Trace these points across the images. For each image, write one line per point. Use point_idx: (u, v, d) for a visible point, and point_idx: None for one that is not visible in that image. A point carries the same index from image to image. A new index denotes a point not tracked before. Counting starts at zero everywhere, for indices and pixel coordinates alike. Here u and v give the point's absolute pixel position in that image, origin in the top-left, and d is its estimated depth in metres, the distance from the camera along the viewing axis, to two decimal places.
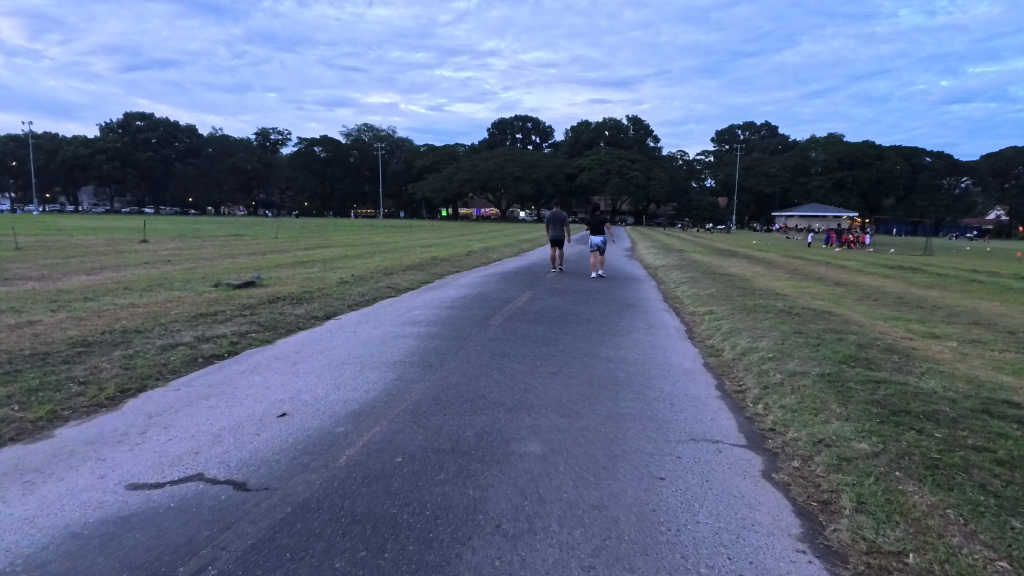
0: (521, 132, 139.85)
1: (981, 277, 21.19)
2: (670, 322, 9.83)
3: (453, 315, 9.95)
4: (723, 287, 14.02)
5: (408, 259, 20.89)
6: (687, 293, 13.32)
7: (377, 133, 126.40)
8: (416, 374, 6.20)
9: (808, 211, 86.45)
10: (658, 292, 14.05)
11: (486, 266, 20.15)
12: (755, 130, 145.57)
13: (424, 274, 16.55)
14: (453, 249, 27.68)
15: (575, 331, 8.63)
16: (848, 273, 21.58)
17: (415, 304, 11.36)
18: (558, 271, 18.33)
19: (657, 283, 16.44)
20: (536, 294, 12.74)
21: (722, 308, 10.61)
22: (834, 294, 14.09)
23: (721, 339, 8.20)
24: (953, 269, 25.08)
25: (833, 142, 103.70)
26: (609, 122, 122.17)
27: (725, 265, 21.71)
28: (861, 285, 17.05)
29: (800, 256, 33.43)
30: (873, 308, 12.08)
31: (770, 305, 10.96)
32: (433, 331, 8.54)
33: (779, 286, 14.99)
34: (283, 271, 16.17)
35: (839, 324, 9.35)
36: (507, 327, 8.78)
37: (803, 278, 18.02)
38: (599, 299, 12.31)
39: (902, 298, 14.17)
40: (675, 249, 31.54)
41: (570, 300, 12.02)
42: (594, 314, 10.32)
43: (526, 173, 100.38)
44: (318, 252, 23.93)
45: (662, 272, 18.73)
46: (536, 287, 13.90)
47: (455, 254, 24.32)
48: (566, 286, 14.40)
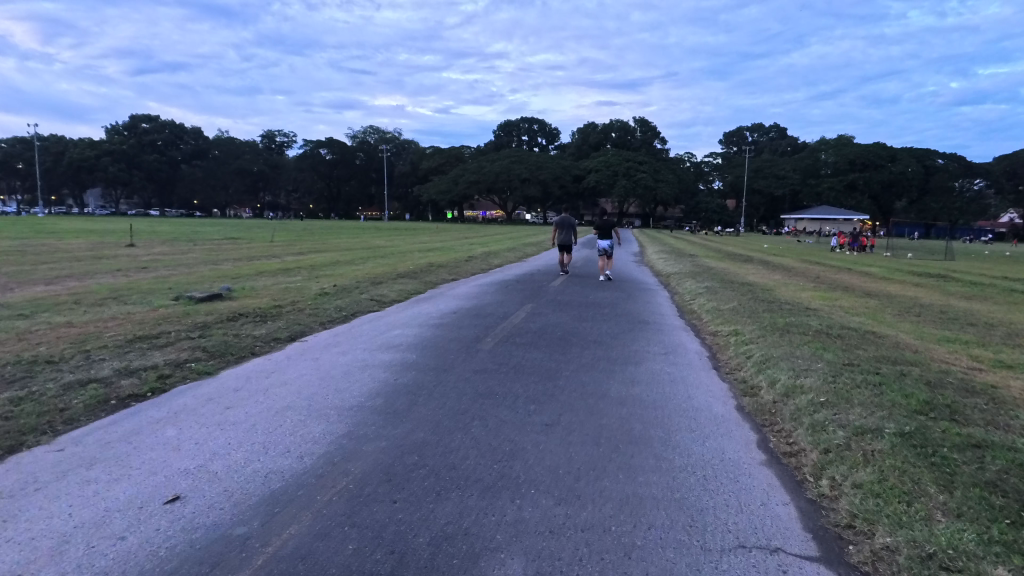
0: (528, 134, 138.48)
1: (1017, 286, 19.69)
2: (690, 346, 8.43)
3: (438, 336, 8.59)
4: (745, 299, 12.62)
5: (402, 265, 19.52)
6: (706, 307, 11.89)
7: (382, 134, 125.35)
8: (370, 426, 4.84)
9: (821, 213, 84.54)
10: (672, 305, 12.64)
11: (485, 273, 18.77)
12: (764, 132, 143.60)
13: (416, 283, 15.21)
14: (454, 253, 26.29)
15: (579, 361, 7.24)
16: (874, 280, 20.09)
17: (398, 321, 10.02)
18: (562, 279, 16.95)
19: (671, 293, 15.01)
20: (537, 308, 11.35)
21: (749, 328, 9.20)
22: (869, 308, 12.66)
23: (755, 371, 6.81)
24: (985, 277, 23.50)
25: (845, 144, 101.66)
26: (616, 123, 120.68)
27: (742, 272, 20.26)
28: (893, 295, 15.62)
29: (817, 261, 31.87)
30: (919, 325, 10.65)
31: (805, 324, 9.51)
32: (408, 359, 7.17)
33: (807, 299, 13.49)
34: (263, 279, 14.88)
35: (890, 349, 7.94)
36: (497, 354, 7.40)
37: (828, 288, 16.58)
38: (608, 315, 10.89)
39: (944, 312, 12.73)
40: (687, 254, 29.99)
41: (575, 315, 10.61)
42: (602, 335, 8.91)
43: (532, 175, 99.00)
44: (308, 257, 22.54)
45: (675, 281, 17.29)
46: (537, 299, 12.55)
47: (453, 260, 22.91)
48: (570, 297, 12.99)
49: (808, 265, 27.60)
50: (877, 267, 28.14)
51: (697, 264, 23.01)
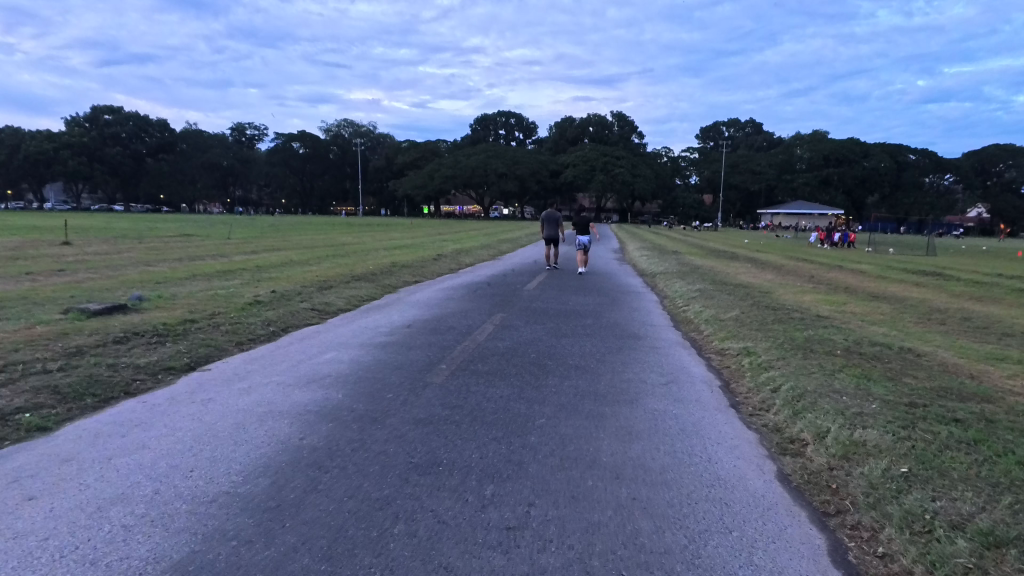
0: (504, 128, 136.44)
1: (1017, 285, 18.56)
2: (694, 373, 6.79)
3: (378, 363, 6.76)
4: (745, 306, 11.03)
5: (362, 265, 17.54)
6: (704, 316, 10.23)
7: (356, 128, 122.22)
8: (232, 544, 3.07)
9: (798, 209, 84.47)
10: (663, 312, 11.03)
11: (454, 274, 16.95)
12: (740, 128, 143.60)
13: (372, 287, 13.35)
14: (421, 252, 24.36)
15: (558, 400, 5.51)
16: (870, 280, 18.76)
17: (338, 337, 8.20)
18: (539, 282, 15.26)
19: (660, 298, 13.40)
20: (507, 319, 9.58)
21: (763, 346, 7.58)
22: (883, 314, 11.22)
23: (791, 413, 5.19)
24: (979, 275, 22.43)
25: (821, 139, 101.66)
26: (593, 118, 119.53)
27: (731, 272, 18.76)
28: (900, 297, 14.23)
29: (801, 258, 30.64)
30: (951, 338, 9.14)
31: (830, 340, 7.91)
32: (328, 401, 5.35)
33: (812, 305, 12.00)
34: (192, 284, 12.81)
35: (943, 376, 6.38)
36: (450, 391, 5.64)
37: (827, 289, 15.16)
38: (591, 327, 9.20)
39: (966, 318, 11.29)
40: (668, 251, 28.46)
41: (552, 329, 8.90)
42: (585, 359, 7.19)
43: (509, 169, 97.27)
44: (259, 257, 20.41)
45: (663, 282, 15.74)
46: (508, 308, 10.77)
47: (420, 259, 21.00)
48: (546, 305, 11.25)
49: (795, 263, 26.29)
50: (864, 264, 27.02)
51: (682, 262, 21.56)
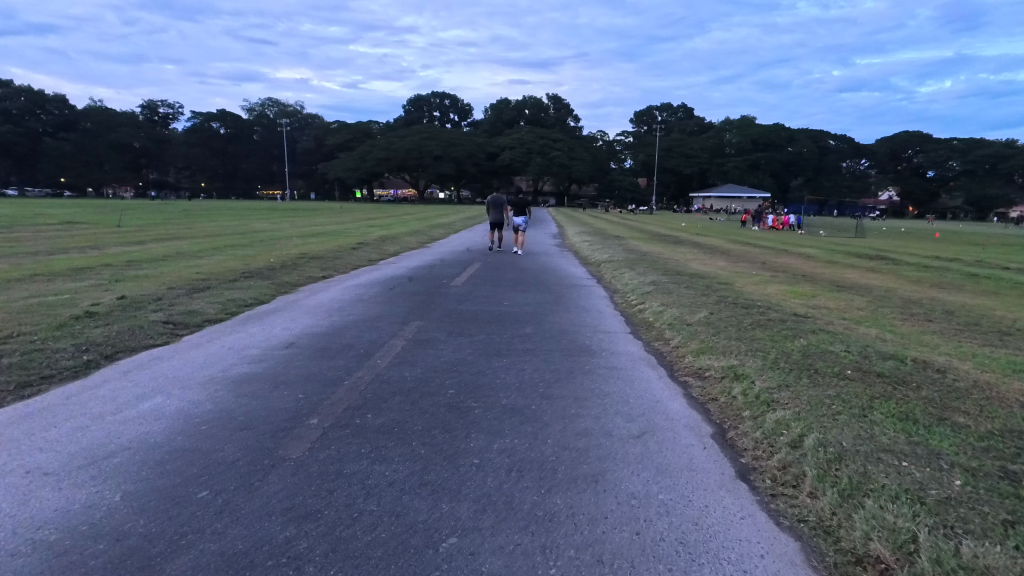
0: (439, 110, 132.78)
1: (967, 271, 17.92)
2: (672, 413, 4.93)
3: (216, 418, 4.52)
4: (713, 303, 9.33)
5: (262, 258, 14.88)
6: (668, 318, 8.43)
7: (281, 107, 115.43)
8: None
9: (730, 192, 86.01)
10: (616, 313, 9.24)
11: (373, 267, 14.63)
12: (673, 111, 145.31)
13: (265, 286, 10.90)
14: (341, 240, 21.73)
15: (481, 486, 3.49)
16: (822, 266, 17.88)
17: (180, 369, 5.88)
18: (471, 275, 13.24)
19: (609, 291, 11.67)
20: (423, 330, 7.47)
21: (754, 365, 5.86)
22: (857, 309, 9.92)
23: (838, 498, 3.39)
24: (923, 259, 21.95)
25: (750, 124, 103.82)
26: (530, 100, 117.68)
27: (681, 259, 17.25)
28: (865, 287, 13.00)
29: (743, 242, 29.83)
30: (958, 342, 7.69)
31: (834, 354, 6.23)
32: (82, 519, 3.11)
33: (779, 298, 10.58)
34: (20, 288, 9.93)
35: (997, 408, 4.81)
36: (309, 479, 3.51)
37: (787, 279, 13.82)
38: (532, 340, 7.21)
39: (949, 312, 10.00)
40: (610, 235, 26.94)
41: (482, 345, 6.85)
42: (523, 394, 5.19)
43: (445, 151, 94.20)
44: (140, 249, 17.26)
45: (611, 272, 14.09)
46: (428, 312, 8.62)
47: (336, 248, 18.42)
48: (477, 306, 9.19)
49: (740, 247, 25.23)
50: (807, 248, 26.41)
51: (627, 248, 20.08)
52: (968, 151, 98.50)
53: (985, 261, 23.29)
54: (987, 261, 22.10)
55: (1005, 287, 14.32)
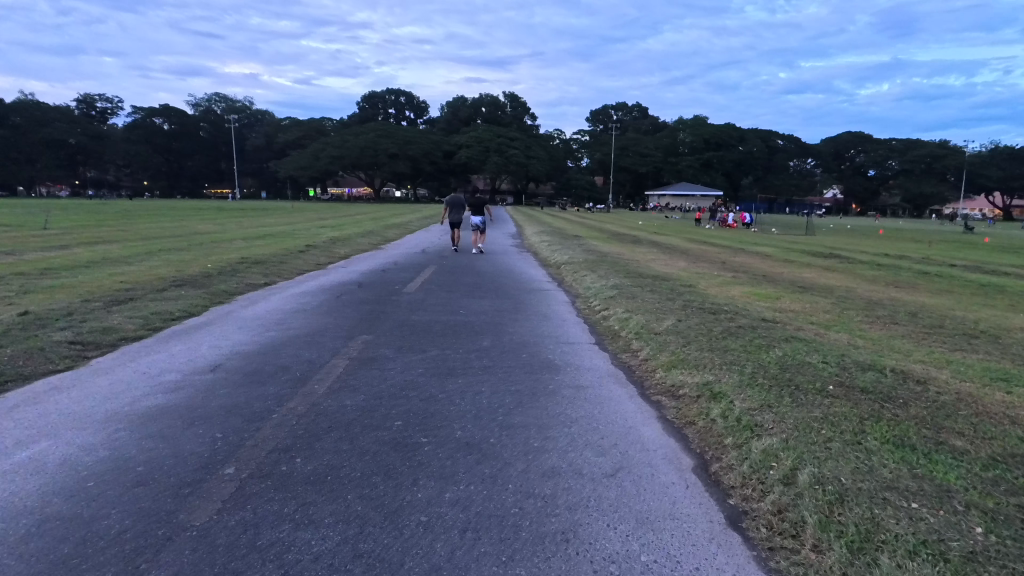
0: (394, 107, 130.66)
1: (917, 268, 18.24)
2: (647, 442, 4.41)
3: (109, 470, 3.74)
4: (680, 308, 8.92)
5: (199, 263, 13.79)
6: (634, 326, 7.96)
7: (229, 103, 111.28)
8: None
9: (684, 191, 87.48)
10: (579, 321, 8.73)
11: (320, 272, 13.75)
12: (628, 111, 147.11)
13: (198, 297, 9.95)
14: (289, 242, 20.64)
15: (428, 557, 2.87)
16: (779, 264, 17.92)
17: (78, 402, 5.04)
18: (425, 279, 12.53)
19: (571, 296, 11.17)
20: (370, 346, 6.76)
21: (731, 381, 5.41)
22: (821, 311, 9.72)
23: (848, 554, 2.90)
24: (874, 256, 22.39)
25: (703, 124, 105.93)
26: (486, 98, 117.02)
27: (642, 260, 16.97)
28: (826, 288, 12.91)
29: (700, 240, 29.99)
30: (928, 346, 7.49)
31: (812, 366, 5.84)
32: None
33: (744, 301, 10.30)
34: None
35: (990, 427, 4.47)
36: (212, 557, 2.82)
37: (749, 279, 13.64)
38: (489, 355, 6.61)
39: (912, 313, 9.89)
40: (569, 235, 26.61)
41: (435, 362, 6.22)
42: (479, 424, 4.58)
43: (401, 149, 92.62)
44: (64, 254, 15.86)
45: (571, 275, 13.62)
46: (376, 324, 7.90)
47: (283, 251, 17.38)
48: (430, 316, 8.52)
49: (699, 246, 25.24)
50: (762, 246, 26.70)
51: (587, 248, 19.74)
52: (906, 151, 102.94)
53: (931, 258, 23.95)
54: (933, 258, 22.73)
55: (955, 285, 14.57)
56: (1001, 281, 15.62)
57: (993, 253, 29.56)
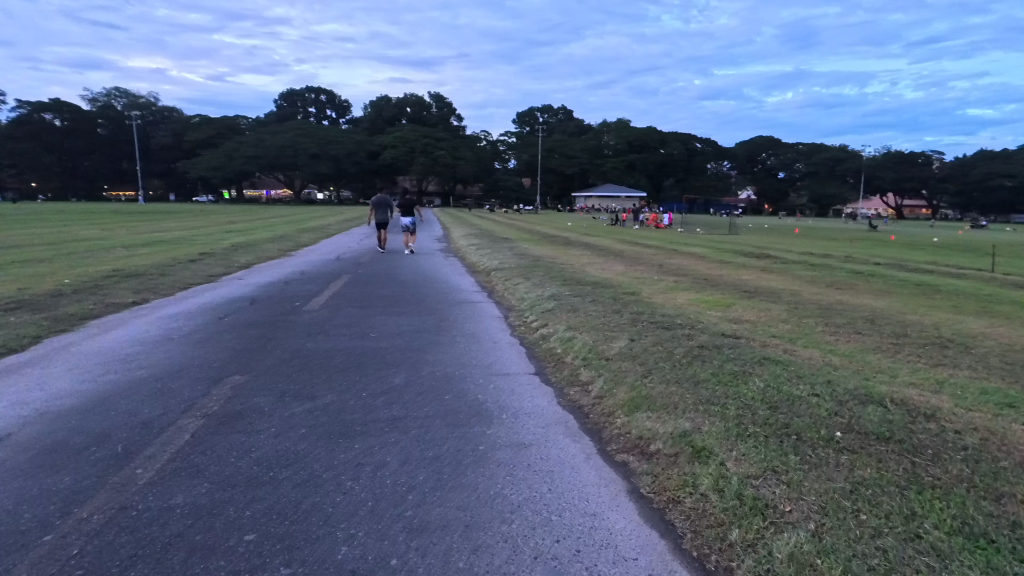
0: (315, 106, 125.44)
1: (848, 268, 18.17)
2: (623, 540, 3.08)
3: None
4: (632, 324, 7.70)
5: (56, 279, 11.37)
6: (579, 349, 6.66)
7: (130, 98, 102.69)
8: None
9: (611, 192, 88.85)
10: (513, 343, 7.32)
11: (210, 286, 11.72)
12: (553, 113, 147.24)
13: (32, 324, 7.79)
14: (182, 249, 18.09)
15: None
16: (716, 266, 17.38)
17: None
18: (335, 292, 10.79)
19: (504, 309, 9.78)
20: (241, 394, 5.08)
21: (715, 432, 4.18)
22: (777, 321, 8.86)
23: None
24: (801, 255, 22.50)
25: (626, 127, 108.09)
26: (411, 98, 114.33)
27: (577, 264, 15.90)
28: (771, 291, 12.24)
29: (631, 241, 29.49)
30: (906, 362, 6.65)
31: (804, 402, 4.73)
32: None
33: (693, 311, 9.32)
34: None
35: None
36: None
37: (693, 284, 12.78)
38: (403, 398, 5.11)
39: (870, 320, 9.20)
40: (499, 237, 25.34)
41: (327, 414, 4.66)
42: (379, 529, 3.08)
43: (322, 149, 88.61)
44: None
45: (503, 283, 12.28)
46: (259, 358, 6.18)
47: (171, 261, 15.01)
48: (331, 344, 6.88)
49: (632, 248, 24.58)
50: (693, 247, 26.48)
51: (519, 252, 18.54)
52: (813, 155, 109.07)
53: (855, 256, 24.39)
54: (854, 256, 23.21)
55: (888, 284, 14.42)
56: (930, 279, 15.63)
57: (904, 250, 30.83)
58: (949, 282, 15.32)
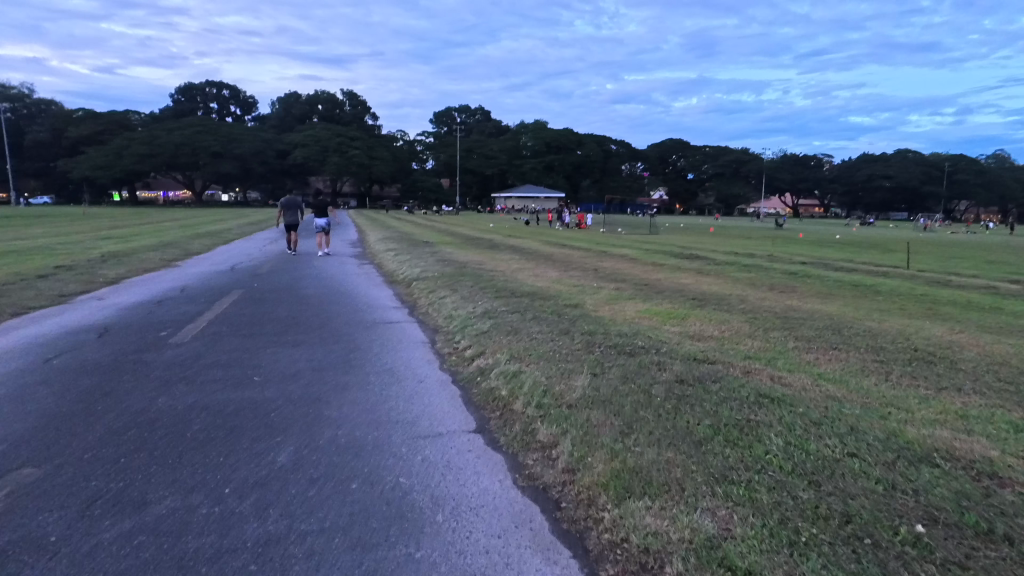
0: (216, 101, 117.27)
1: (779, 268, 17.91)
2: None
3: None
4: (588, 351, 6.33)
5: None
6: (531, 390, 5.19)
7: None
8: None
9: (530, 192, 88.73)
10: (441, 384, 5.74)
11: (55, 310, 9.31)
12: (471, 113, 145.19)
13: None
14: (36, 262, 15.06)
15: None
16: (650, 269, 16.58)
17: None
18: (218, 314, 8.77)
19: (429, 331, 8.15)
20: (18, 509, 3.22)
21: (757, 544, 2.85)
22: (741, 336, 7.84)
23: None
24: (727, 256, 22.30)
25: (545, 128, 108.48)
26: (323, 95, 109.18)
27: (507, 271, 14.52)
28: (719, 298, 11.33)
29: (557, 243, 28.52)
30: (909, 388, 5.69)
31: (847, 473, 3.52)
32: None
33: (647, 327, 8.14)
34: None
35: None
36: None
37: (635, 291, 11.69)
38: (286, 497, 3.44)
39: (836, 331, 8.37)
40: (419, 241, 23.60)
41: (156, 544, 2.92)
42: None
43: (225, 148, 82.54)
44: None
45: (427, 296, 10.68)
46: (77, 432, 4.27)
47: (15, 277, 12.25)
48: (194, 399, 5.02)
49: (560, 250, 23.47)
50: (621, 248, 25.82)
51: (442, 257, 16.94)
52: (719, 157, 114.04)
53: (776, 255, 24.62)
54: (776, 255, 23.39)
55: (824, 285, 14.07)
56: (861, 279, 15.49)
57: (817, 248, 31.86)
58: (879, 282, 15.21)
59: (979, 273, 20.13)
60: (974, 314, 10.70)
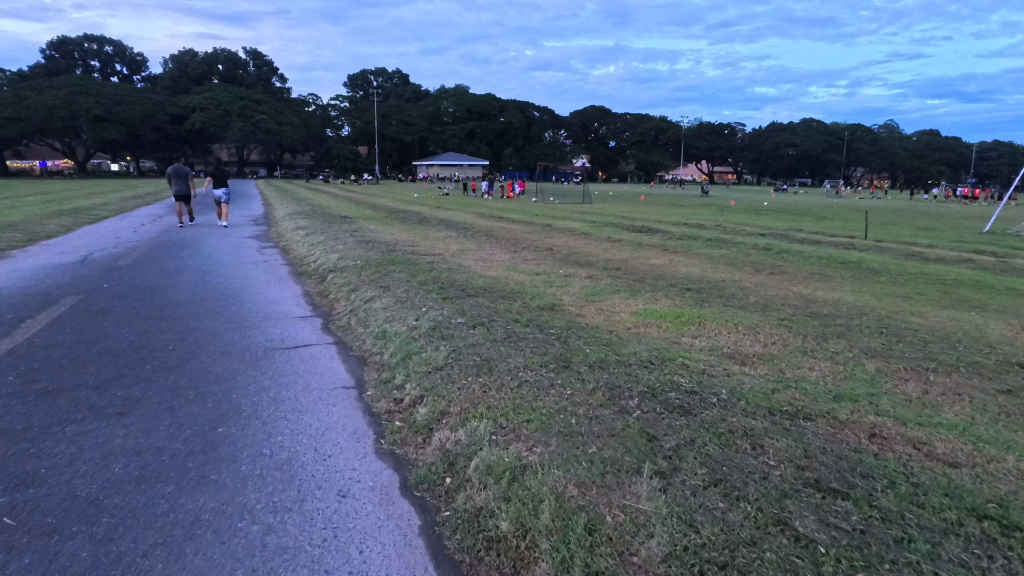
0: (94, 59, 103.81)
1: (743, 241, 16.35)
2: None
3: None
4: (621, 410, 3.89)
5: None
6: (561, 526, 2.73)
7: None
8: None
9: (454, 160, 85.10)
10: (382, 504, 3.13)
11: None
12: (385, 76, 137.38)
13: None
14: None
15: None
16: (608, 246, 14.46)
17: None
18: (15, 345, 5.60)
19: (349, 364, 5.40)
20: None
21: None
22: (793, 350, 5.71)
23: None
24: (677, 227, 20.65)
25: (466, 93, 104.29)
26: (221, 53, 99.13)
27: (447, 255, 11.87)
28: (716, 287, 9.22)
29: (492, 215, 25.95)
30: None
31: None
32: None
33: (665, 342, 5.85)
34: None
35: None
36: None
37: (615, 280, 9.40)
38: None
39: (894, 335, 6.47)
40: (335, 217, 20.29)
41: None
42: None
43: (108, 111, 72.23)
44: None
45: (349, 296, 7.91)
46: None
47: None
48: None
49: (499, 224, 20.88)
50: (561, 220, 23.63)
51: (366, 238, 14.03)
52: (640, 124, 113.93)
53: (719, 225, 23.36)
54: (725, 226, 22.08)
55: (806, 262, 12.48)
56: (835, 253, 14.14)
57: (753, 216, 31.28)
58: (855, 256, 13.88)
59: (928, 241, 19.65)
60: (997, 297, 9.30)
